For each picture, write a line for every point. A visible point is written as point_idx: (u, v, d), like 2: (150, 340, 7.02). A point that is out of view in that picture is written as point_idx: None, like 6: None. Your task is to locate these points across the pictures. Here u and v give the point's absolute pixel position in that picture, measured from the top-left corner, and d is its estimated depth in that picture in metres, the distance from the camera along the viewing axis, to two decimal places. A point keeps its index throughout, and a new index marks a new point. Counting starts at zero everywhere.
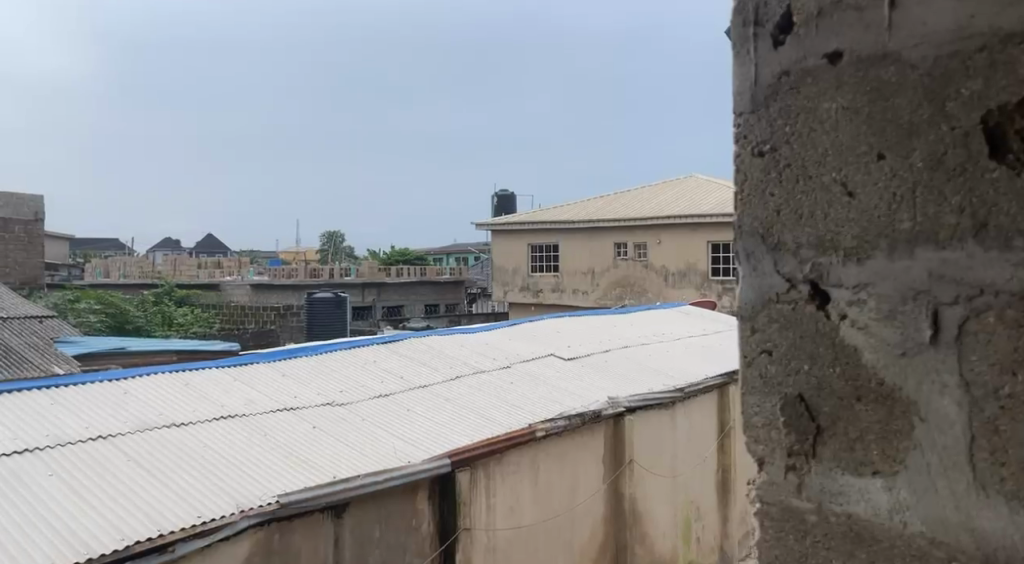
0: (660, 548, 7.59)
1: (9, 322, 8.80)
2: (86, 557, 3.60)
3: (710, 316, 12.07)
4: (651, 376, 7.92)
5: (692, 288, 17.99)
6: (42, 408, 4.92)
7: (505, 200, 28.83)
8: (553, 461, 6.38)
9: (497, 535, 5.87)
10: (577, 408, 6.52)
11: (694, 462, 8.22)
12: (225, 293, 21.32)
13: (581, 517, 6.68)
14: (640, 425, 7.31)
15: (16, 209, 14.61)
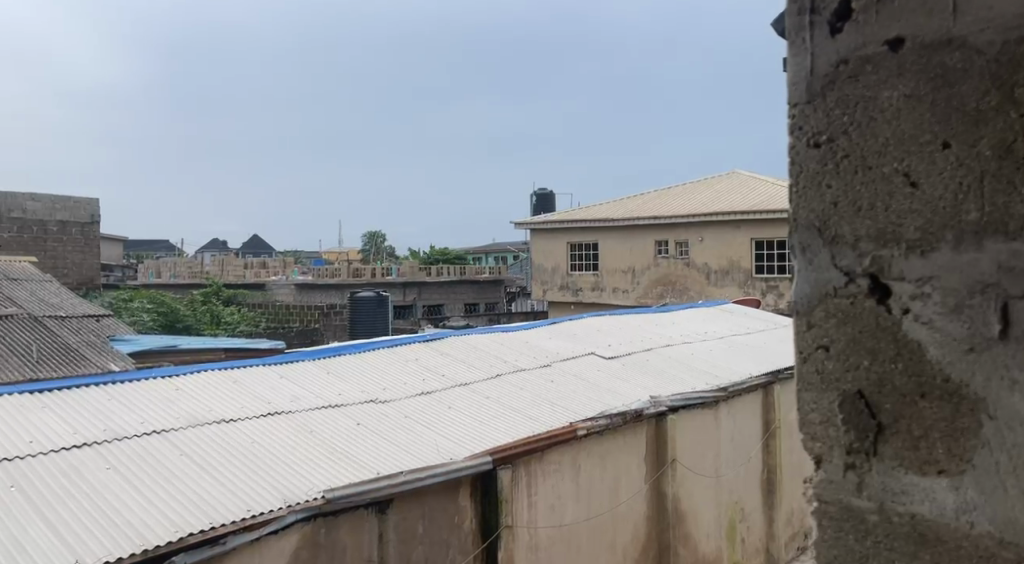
0: (706, 549, 7.51)
1: (66, 321, 9.01)
2: (142, 549, 3.69)
3: (755, 314, 11.90)
4: (694, 375, 7.84)
5: (735, 286, 17.79)
6: (100, 403, 5.04)
7: (545, 199, 28.82)
8: (595, 460, 6.35)
9: (540, 533, 5.85)
10: (619, 407, 6.49)
11: (739, 463, 8.12)
12: (270, 293, 21.65)
13: (624, 517, 6.64)
14: (684, 425, 7.24)
15: (72, 212, 15.14)
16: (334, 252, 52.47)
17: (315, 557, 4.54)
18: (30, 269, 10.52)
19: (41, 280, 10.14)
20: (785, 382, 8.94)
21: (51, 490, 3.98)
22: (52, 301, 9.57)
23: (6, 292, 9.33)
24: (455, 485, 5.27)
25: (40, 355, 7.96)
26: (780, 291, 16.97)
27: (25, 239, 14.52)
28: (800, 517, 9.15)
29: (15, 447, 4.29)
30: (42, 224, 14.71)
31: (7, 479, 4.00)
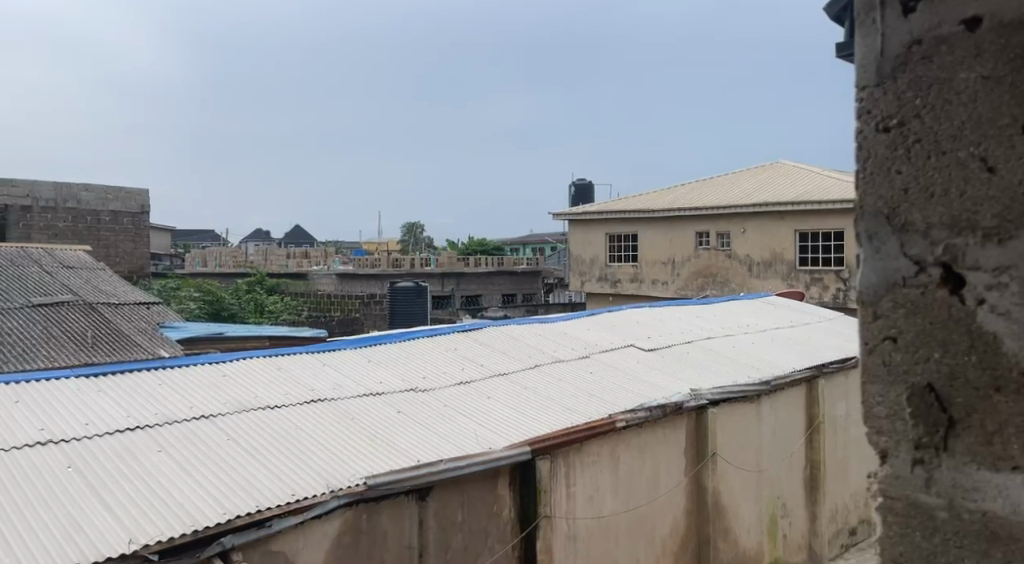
0: (746, 544, 7.43)
1: (118, 308, 9.19)
2: (192, 530, 3.76)
3: (798, 308, 11.70)
4: (735, 368, 7.75)
5: (778, 278, 17.54)
6: (151, 388, 5.15)
7: (585, 189, 28.69)
8: (634, 452, 6.31)
9: (578, 524, 5.83)
10: (659, 399, 6.43)
11: (781, 458, 8.01)
12: (313, 282, 21.88)
13: (663, 510, 6.60)
14: (724, 418, 7.15)
15: (123, 202, 15.41)
16: (375, 242, 52.79)
17: (356, 542, 4.58)
18: (82, 256, 10.74)
19: (94, 267, 10.36)
20: (830, 377, 8.79)
21: (106, 472, 4.09)
22: (105, 288, 9.77)
23: (60, 279, 9.55)
24: (494, 474, 5.28)
25: (93, 341, 8.14)
26: (824, 283, 16.68)
27: (79, 228, 14.85)
28: (844, 514, 9.01)
29: (71, 430, 4.41)
30: (95, 214, 15.01)
31: (65, 460, 4.12)
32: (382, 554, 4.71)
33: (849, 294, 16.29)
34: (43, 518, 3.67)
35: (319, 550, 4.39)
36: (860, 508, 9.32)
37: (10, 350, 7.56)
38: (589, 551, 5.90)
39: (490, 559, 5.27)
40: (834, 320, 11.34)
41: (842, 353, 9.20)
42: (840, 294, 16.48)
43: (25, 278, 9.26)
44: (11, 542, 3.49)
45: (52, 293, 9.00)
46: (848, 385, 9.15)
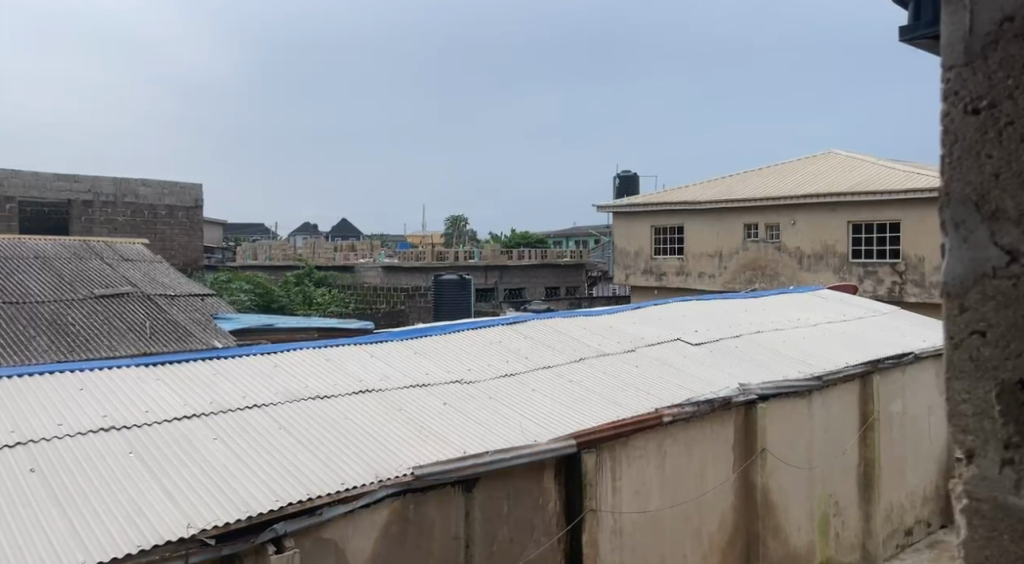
0: (797, 542, 7.29)
1: (175, 299, 9.36)
2: (247, 516, 3.81)
3: (851, 302, 11.43)
4: (786, 364, 7.59)
5: (829, 271, 17.20)
6: (205, 377, 5.23)
7: (630, 181, 28.46)
8: (681, 446, 6.23)
9: (624, 519, 5.77)
10: (707, 393, 6.33)
11: (834, 455, 7.86)
12: (360, 275, 22.08)
13: (710, 506, 6.51)
14: (774, 413, 7.02)
15: (178, 197, 15.73)
16: (418, 235, 53.19)
17: (404, 532, 4.59)
18: (141, 249, 10.97)
19: (153, 260, 10.59)
20: (885, 372, 8.57)
21: (165, 458, 4.17)
22: (162, 280, 9.96)
23: (120, 271, 9.78)
24: (540, 467, 5.25)
25: (152, 332, 8.31)
26: (879, 276, 16.37)
27: (138, 222, 15.20)
28: (900, 514, 8.80)
29: (132, 416, 4.51)
30: (152, 208, 15.35)
31: (125, 447, 4.22)
32: (430, 545, 4.72)
33: (905, 287, 15.88)
34: (105, 502, 3.76)
35: (368, 538, 4.41)
36: (916, 509, 9.10)
37: (71, 340, 7.76)
38: (634, 546, 5.84)
39: (535, 552, 5.25)
40: (890, 314, 11.07)
41: (897, 348, 8.97)
42: (896, 286, 16.10)
43: (86, 271, 9.50)
44: (76, 524, 3.59)
45: (113, 285, 9.21)
46: (905, 382, 8.92)
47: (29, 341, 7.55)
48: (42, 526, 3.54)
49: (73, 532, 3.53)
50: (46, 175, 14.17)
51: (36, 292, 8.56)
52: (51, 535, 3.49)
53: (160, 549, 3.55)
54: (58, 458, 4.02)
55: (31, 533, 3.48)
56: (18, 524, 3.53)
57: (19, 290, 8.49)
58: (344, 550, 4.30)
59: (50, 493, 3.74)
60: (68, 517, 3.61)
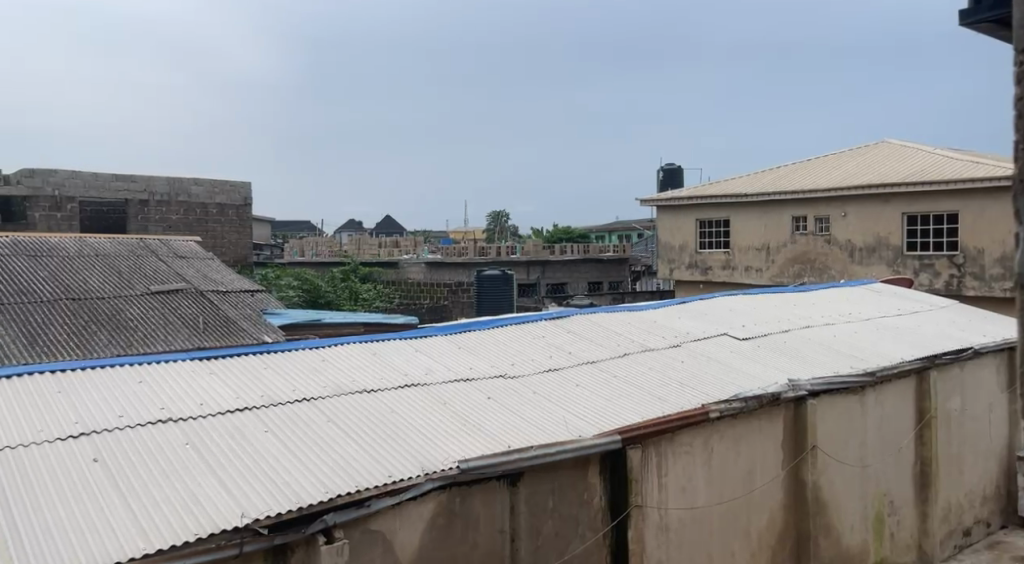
0: (850, 541, 7.31)
1: (226, 295, 9.65)
2: (298, 507, 3.99)
3: (907, 296, 11.30)
4: (837, 358, 7.59)
5: (884, 265, 17.00)
6: (257, 371, 5.45)
7: (674, 174, 28.34)
8: (728, 443, 6.29)
9: (671, 515, 5.87)
10: (755, 389, 6.38)
11: (888, 453, 7.84)
12: (403, 271, 22.37)
13: (759, 503, 6.56)
14: (824, 410, 7.03)
15: (229, 196, 16.15)
16: (462, 231, 53.47)
17: (450, 524, 4.76)
18: (195, 246, 11.32)
19: (205, 256, 10.91)
20: (942, 368, 8.49)
21: (219, 449, 4.38)
22: (214, 276, 10.26)
23: (174, 268, 10.11)
24: (585, 462, 5.37)
25: (205, 326, 8.61)
26: (937, 269, 16.11)
27: (190, 220, 15.64)
28: (958, 514, 8.74)
29: (188, 409, 4.74)
30: (204, 207, 15.78)
31: (181, 438, 4.45)
32: (476, 537, 4.88)
33: (964, 280, 15.65)
34: (164, 491, 3.98)
35: (415, 530, 4.58)
36: (975, 508, 9.03)
37: (130, 335, 8.07)
38: (681, 542, 5.94)
39: (581, 547, 5.38)
40: (946, 307, 10.94)
41: (955, 343, 8.87)
42: (954, 280, 15.87)
43: (143, 268, 9.85)
44: (137, 512, 3.81)
45: (167, 281, 9.54)
46: (964, 377, 8.85)
47: (90, 336, 7.88)
48: (105, 513, 3.77)
49: (134, 519, 3.76)
50: (104, 174, 14.64)
51: (96, 288, 8.92)
52: (114, 524, 3.71)
53: (216, 538, 3.76)
54: (119, 450, 4.26)
55: (96, 520, 3.72)
56: (84, 511, 3.77)
57: (80, 286, 8.86)
58: (393, 542, 4.48)
59: (113, 483, 3.97)
60: (129, 507, 3.84)
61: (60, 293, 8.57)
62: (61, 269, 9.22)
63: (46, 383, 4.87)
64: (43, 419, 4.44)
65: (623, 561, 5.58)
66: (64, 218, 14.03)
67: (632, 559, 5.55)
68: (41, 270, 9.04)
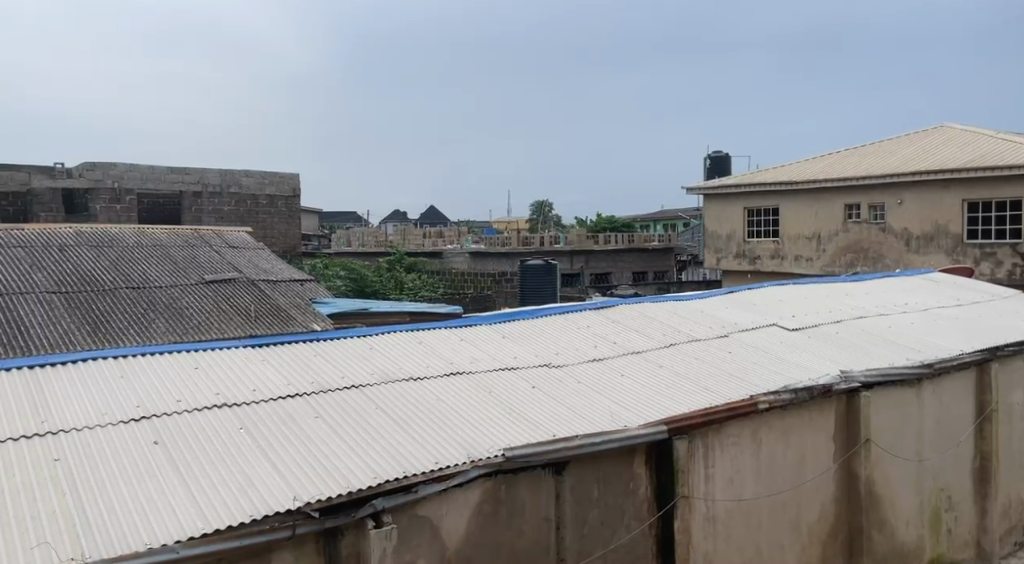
0: (905, 537, 7.25)
1: (277, 284, 9.85)
2: (348, 491, 4.11)
3: (969, 286, 11.06)
4: (894, 350, 7.49)
5: (942, 253, 16.69)
6: (308, 358, 5.60)
7: (722, 161, 28.02)
8: (778, 435, 6.28)
9: (718, 507, 5.89)
10: (806, 381, 6.34)
11: (945, 447, 7.74)
12: (448, 261, 22.52)
13: (809, 496, 6.54)
14: (878, 402, 6.96)
15: (278, 187, 16.46)
16: (505, 220, 53.52)
17: (496, 511, 4.85)
18: (247, 237, 11.57)
19: (256, 246, 11.15)
20: (1004, 360, 8.33)
21: (272, 434, 4.53)
22: (265, 266, 10.48)
23: (228, 258, 10.36)
24: (631, 452, 5.42)
25: (257, 315, 8.82)
26: (998, 258, 15.76)
27: (241, 212, 15.97)
28: (1019, 511, 8.61)
29: (241, 394, 4.90)
30: (254, 198, 16.10)
31: (236, 422, 4.61)
32: (521, 525, 4.96)
33: None
34: (220, 473, 4.14)
35: (462, 517, 4.69)
36: None
37: (186, 323, 8.32)
38: (729, 534, 5.96)
39: (626, 536, 5.44)
40: (1008, 298, 10.71)
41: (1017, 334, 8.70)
42: (1017, 269, 15.51)
43: (198, 258, 10.11)
44: (195, 493, 3.97)
45: (221, 271, 9.78)
46: None
47: (149, 323, 8.14)
48: (165, 494, 3.94)
49: (193, 500, 3.92)
50: (159, 167, 15.03)
51: (154, 278, 9.19)
52: (174, 504, 3.88)
53: (271, 519, 3.91)
54: (177, 433, 4.43)
55: (156, 500, 3.89)
56: (145, 491, 3.94)
57: (140, 276, 9.15)
58: (439, 527, 4.58)
59: (172, 465, 4.14)
60: (187, 488, 4.00)
61: (120, 282, 8.87)
62: (121, 259, 9.52)
63: (108, 368, 5.08)
64: (106, 403, 4.64)
65: (669, 551, 5.63)
66: (123, 210, 14.50)
67: (679, 550, 5.60)
68: (103, 260, 9.35)
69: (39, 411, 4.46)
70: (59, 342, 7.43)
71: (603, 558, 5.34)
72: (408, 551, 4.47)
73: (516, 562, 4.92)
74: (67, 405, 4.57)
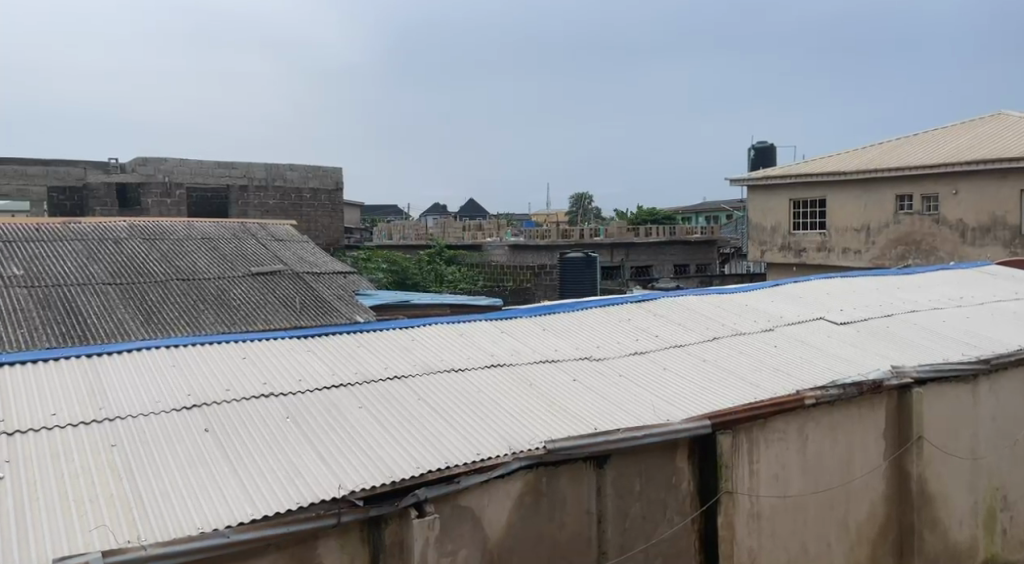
0: (957, 537, 7.16)
1: (321, 276, 9.99)
2: (391, 481, 4.19)
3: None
4: (946, 345, 7.37)
5: (998, 246, 16.28)
6: (352, 350, 5.70)
7: (766, 152, 27.69)
8: (826, 431, 6.23)
9: (763, 503, 5.87)
10: (855, 376, 6.27)
11: (1001, 446, 7.60)
12: (487, 253, 22.59)
13: (858, 494, 6.48)
14: (930, 398, 6.86)
15: (322, 180, 16.66)
16: (543, 213, 53.48)
17: (538, 503, 4.89)
18: (292, 230, 11.75)
19: (301, 239, 11.32)
20: None
21: (317, 423, 4.63)
22: (309, 259, 10.62)
23: (273, 250, 10.54)
24: (673, 446, 5.43)
25: (302, 307, 8.97)
26: None
27: (286, 205, 16.21)
28: None
29: (288, 384, 5.01)
30: (298, 191, 16.33)
31: (282, 411, 4.72)
32: (563, 518, 5.00)
33: None
34: (267, 461, 4.24)
35: (503, 509, 4.74)
36: None
37: (233, 314, 8.49)
38: (775, 532, 5.94)
39: (668, 530, 5.46)
40: None
41: None
42: None
43: (245, 250, 10.31)
44: (244, 480, 4.08)
45: (267, 263, 9.96)
46: None
47: (198, 314, 8.32)
48: (217, 480, 4.05)
49: (242, 487, 4.03)
50: (207, 162, 15.33)
51: (203, 269, 9.40)
52: (225, 490, 3.99)
53: (318, 507, 4.00)
54: (227, 421, 4.55)
55: (208, 486, 4.01)
56: (197, 477, 4.06)
57: (189, 268, 9.35)
58: (481, 518, 4.64)
59: (221, 452, 4.26)
60: (236, 475, 4.11)
61: (171, 273, 9.08)
62: (172, 252, 9.75)
63: (161, 357, 5.23)
64: (158, 391, 4.77)
65: (714, 547, 5.63)
66: (173, 204, 14.84)
67: (722, 546, 5.59)
68: (154, 253, 9.58)
69: (97, 397, 4.61)
70: (114, 332, 7.65)
71: (645, 552, 5.36)
72: (451, 541, 4.53)
73: (557, 555, 4.97)
74: (122, 392, 4.72)
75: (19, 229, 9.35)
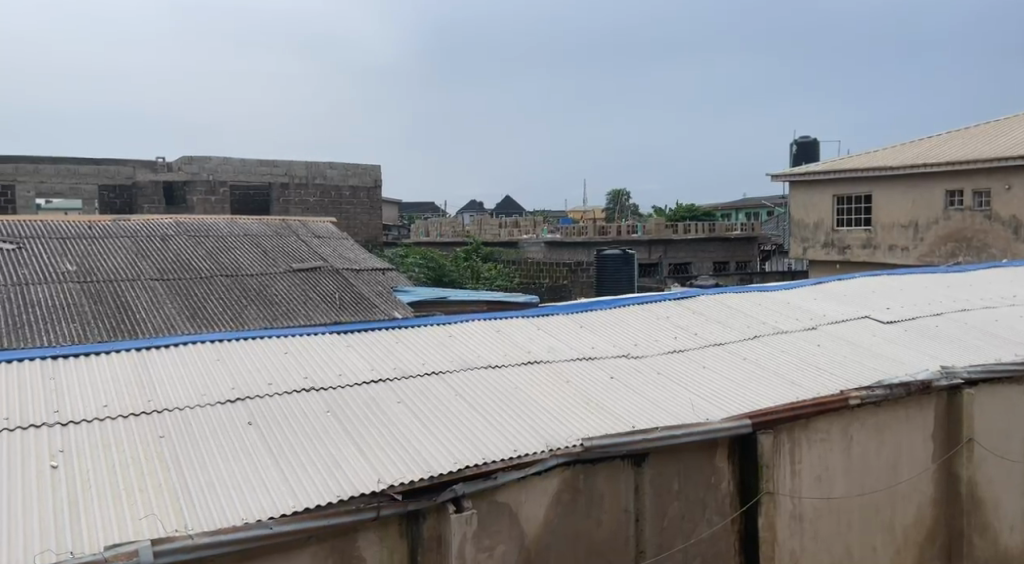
0: (1008, 542, 7.04)
1: (360, 273, 10.10)
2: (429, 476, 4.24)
3: None
4: (998, 345, 7.25)
5: None
6: (391, 345, 5.77)
7: (808, 147, 27.31)
8: (871, 432, 6.15)
9: (806, 504, 5.83)
10: (901, 377, 6.19)
11: None
12: (524, 250, 22.64)
13: (904, 497, 6.40)
14: (980, 400, 6.74)
15: (361, 177, 16.79)
16: (581, 209, 53.35)
17: (575, 500, 4.92)
18: (331, 227, 11.88)
19: (341, 236, 11.44)
20: None
21: (357, 418, 4.71)
22: (349, 255, 10.74)
23: (314, 248, 10.67)
24: (711, 445, 5.42)
25: (342, 303, 9.07)
26: None
27: (326, 203, 16.39)
28: None
29: (328, 379, 5.10)
30: (338, 189, 16.49)
31: (323, 406, 4.80)
32: (601, 515, 5.02)
33: None
34: (308, 455, 4.32)
35: (541, 505, 4.77)
36: None
37: (275, 309, 8.63)
38: (817, 534, 5.90)
39: (706, 530, 5.45)
40: None
41: None
42: None
43: (287, 248, 10.46)
44: (286, 472, 4.17)
45: (308, 260, 10.10)
46: None
47: (242, 310, 8.48)
48: (260, 472, 4.14)
49: (284, 479, 4.11)
50: (250, 160, 15.55)
51: (246, 266, 9.57)
52: (267, 482, 4.08)
53: (357, 500, 4.06)
54: (269, 415, 4.64)
55: (251, 478, 4.09)
56: (240, 469, 4.15)
57: (233, 264, 9.52)
58: (519, 514, 4.68)
59: (264, 445, 4.35)
60: (278, 467, 4.20)
61: (216, 270, 9.25)
62: (217, 248, 9.94)
63: (206, 352, 5.34)
64: (204, 384, 4.88)
65: (754, 547, 5.61)
66: (218, 201, 15.11)
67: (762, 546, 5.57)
68: (199, 249, 9.76)
69: (145, 390, 4.74)
70: (161, 326, 7.83)
71: (682, 551, 5.36)
72: (489, 536, 4.58)
73: (595, 553, 4.99)
74: (170, 385, 4.84)
75: (71, 227, 9.60)
